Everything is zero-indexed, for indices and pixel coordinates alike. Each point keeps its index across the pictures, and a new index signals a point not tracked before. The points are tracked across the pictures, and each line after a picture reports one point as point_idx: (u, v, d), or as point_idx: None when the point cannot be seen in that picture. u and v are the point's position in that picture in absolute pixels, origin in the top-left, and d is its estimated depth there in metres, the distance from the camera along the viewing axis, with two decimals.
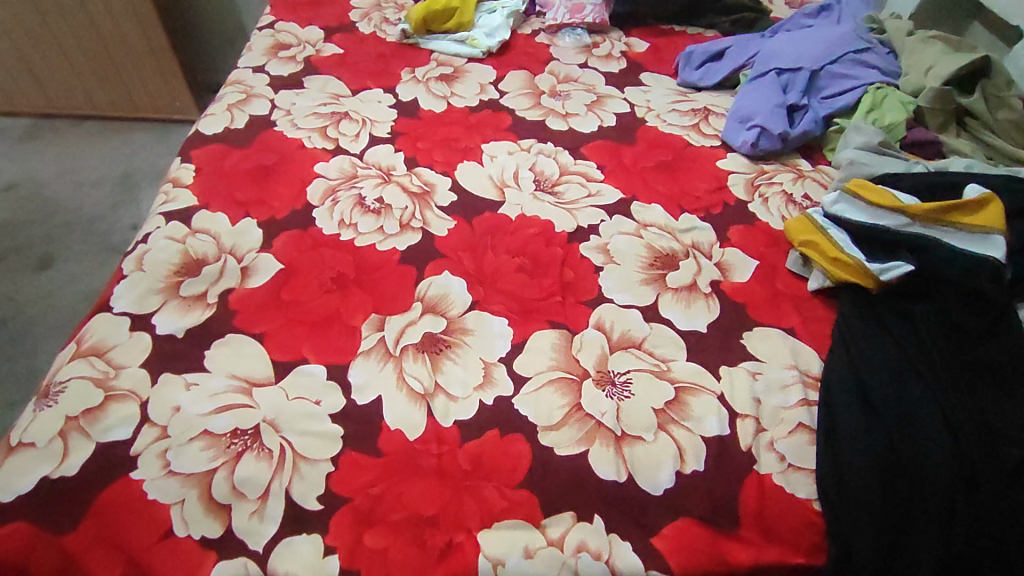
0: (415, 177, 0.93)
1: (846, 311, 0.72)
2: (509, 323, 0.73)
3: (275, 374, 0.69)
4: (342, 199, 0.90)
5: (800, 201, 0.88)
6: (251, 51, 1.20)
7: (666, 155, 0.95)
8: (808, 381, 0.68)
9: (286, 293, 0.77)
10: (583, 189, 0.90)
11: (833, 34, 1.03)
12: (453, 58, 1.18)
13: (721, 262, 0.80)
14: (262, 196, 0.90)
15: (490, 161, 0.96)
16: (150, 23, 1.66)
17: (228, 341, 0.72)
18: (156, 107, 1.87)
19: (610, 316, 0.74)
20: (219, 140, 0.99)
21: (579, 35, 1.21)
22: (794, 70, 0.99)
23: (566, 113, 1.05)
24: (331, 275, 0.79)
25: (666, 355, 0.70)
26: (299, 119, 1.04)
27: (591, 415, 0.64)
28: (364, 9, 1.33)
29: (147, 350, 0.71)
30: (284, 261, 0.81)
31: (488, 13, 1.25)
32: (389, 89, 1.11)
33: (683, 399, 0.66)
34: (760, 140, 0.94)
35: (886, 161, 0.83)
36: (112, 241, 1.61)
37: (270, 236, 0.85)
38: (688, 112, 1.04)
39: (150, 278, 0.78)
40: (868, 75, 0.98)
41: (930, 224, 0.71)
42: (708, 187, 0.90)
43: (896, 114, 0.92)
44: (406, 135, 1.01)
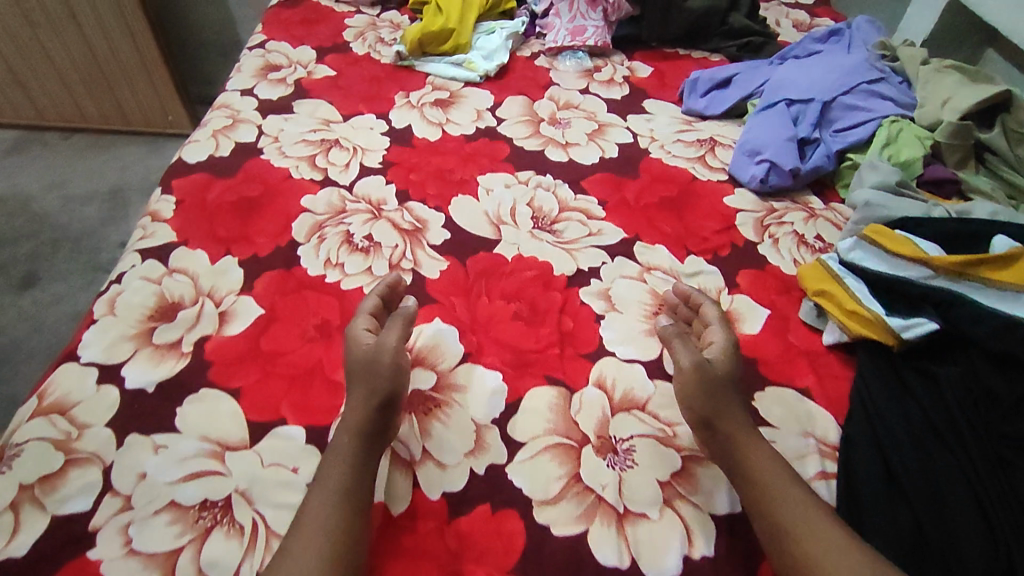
0: (406, 212, 0.89)
1: (865, 371, 0.67)
2: (504, 379, 0.69)
3: (250, 437, 0.64)
4: (329, 235, 0.85)
5: (812, 242, 0.83)
6: (240, 72, 1.15)
7: (671, 190, 0.91)
8: (825, 450, 0.63)
9: (266, 342, 0.73)
10: (583, 227, 0.86)
11: (845, 62, 0.99)
12: (449, 82, 1.14)
13: (729, 311, 0.75)
14: (244, 232, 0.86)
15: (486, 196, 0.91)
16: (142, 36, 1.61)
17: (202, 397, 0.68)
18: (149, 121, 1.82)
19: (612, 372, 0.69)
20: (202, 170, 0.95)
21: (579, 58, 1.17)
22: (805, 101, 0.94)
23: (566, 142, 1.00)
24: (315, 321, 0.75)
25: (671, 419, 0.65)
26: (287, 147, 0.99)
27: (591, 488, 0.60)
28: (359, 28, 1.28)
29: (114, 408, 0.66)
30: (265, 306, 0.76)
31: (486, 34, 1.21)
32: (382, 115, 1.07)
33: (690, 470, 0.62)
34: (769, 176, 0.89)
35: (905, 204, 0.78)
36: (98, 260, 1.56)
37: (252, 276, 0.80)
38: (693, 142, 0.99)
39: (122, 324, 0.74)
40: (883, 107, 0.93)
41: (957, 278, 0.66)
42: (716, 227, 0.85)
43: (912, 150, 0.87)
44: (399, 165, 0.96)
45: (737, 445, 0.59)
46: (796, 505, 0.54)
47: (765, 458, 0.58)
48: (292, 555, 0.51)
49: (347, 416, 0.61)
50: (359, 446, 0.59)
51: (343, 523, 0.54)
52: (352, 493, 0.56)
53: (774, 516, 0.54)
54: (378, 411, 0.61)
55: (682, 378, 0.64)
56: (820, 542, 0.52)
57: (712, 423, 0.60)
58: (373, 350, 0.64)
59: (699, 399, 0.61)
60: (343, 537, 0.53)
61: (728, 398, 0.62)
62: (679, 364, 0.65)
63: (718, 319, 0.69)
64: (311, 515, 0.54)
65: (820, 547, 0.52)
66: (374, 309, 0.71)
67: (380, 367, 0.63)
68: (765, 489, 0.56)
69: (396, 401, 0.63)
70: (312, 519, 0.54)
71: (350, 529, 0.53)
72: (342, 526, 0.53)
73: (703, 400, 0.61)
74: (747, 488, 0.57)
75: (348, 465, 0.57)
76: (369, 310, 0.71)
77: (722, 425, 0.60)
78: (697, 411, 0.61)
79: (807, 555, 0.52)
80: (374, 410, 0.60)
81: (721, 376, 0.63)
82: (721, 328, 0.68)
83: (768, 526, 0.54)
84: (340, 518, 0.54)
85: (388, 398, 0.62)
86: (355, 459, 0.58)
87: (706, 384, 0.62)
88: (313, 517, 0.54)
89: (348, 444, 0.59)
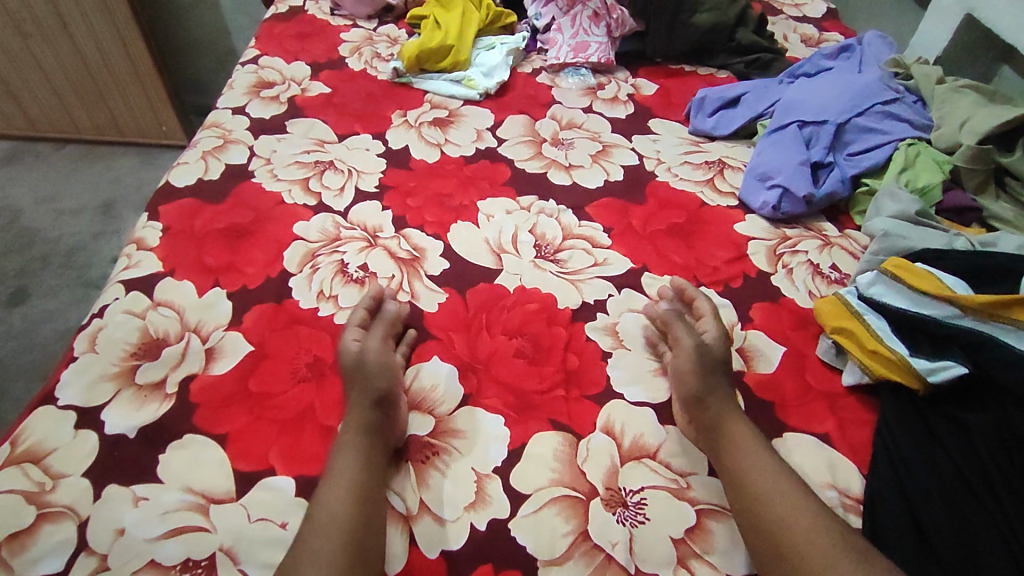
0: (403, 240, 0.85)
1: (888, 415, 0.64)
2: (506, 424, 0.65)
3: (236, 488, 0.61)
4: (323, 265, 0.82)
5: (828, 273, 0.80)
6: (231, 89, 1.12)
7: (679, 216, 0.87)
8: (848, 503, 0.60)
9: (254, 382, 0.69)
10: (588, 256, 0.82)
11: (858, 82, 0.95)
12: (448, 100, 1.11)
13: (743, 347, 0.71)
14: (234, 261, 0.82)
15: (487, 222, 0.87)
16: (134, 46, 1.57)
17: (186, 443, 0.64)
18: (143, 132, 1.78)
19: (620, 416, 0.65)
20: (191, 194, 0.91)
21: (582, 75, 1.13)
22: (817, 123, 0.91)
23: (570, 164, 0.97)
24: (307, 360, 0.71)
25: (684, 469, 0.62)
26: (280, 170, 0.96)
27: (600, 546, 0.56)
28: (355, 43, 1.25)
29: (92, 455, 0.62)
30: (254, 342, 0.73)
31: (486, 50, 1.17)
32: (378, 135, 1.03)
33: (705, 526, 0.58)
34: (782, 203, 0.86)
35: (925, 234, 0.75)
36: (90, 275, 1.52)
37: (241, 309, 0.76)
38: (701, 164, 0.96)
39: (103, 361, 0.69)
40: (898, 129, 0.90)
41: (987, 319, 0.63)
42: (727, 256, 0.82)
43: (930, 176, 0.84)
44: (396, 189, 0.93)
45: (725, 425, 0.61)
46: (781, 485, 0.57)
47: (752, 440, 0.60)
48: (308, 547, 0.52)
49: (351, 414, 0.62)
50: (362, 438, 0.60)
51: (357, 519, 0.54)
52: (364, 491, 0.57)
53: (756, 496, 0.56)
54: (373, 407, 0.62)
55: (680, 362, 0.66)
56: (806, 522, 0.54)
57: (704, 401, 0.63)
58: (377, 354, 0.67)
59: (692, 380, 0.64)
60: (357, 531, 0.54)
61: (719, 382, 0.64)
62: (679, 345, 0.68)
63: (711, 311, 0.72)
64: (323, 509, 0.55)
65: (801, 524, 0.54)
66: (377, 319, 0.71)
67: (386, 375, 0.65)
68: (750, 469, 0.58)
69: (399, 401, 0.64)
70: (326, 513, 0.54)
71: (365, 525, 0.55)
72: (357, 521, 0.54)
73: (696, 379, 0.64)
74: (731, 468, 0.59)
75: (357, 461, 0.58)
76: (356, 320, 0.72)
77: (713, 404, 0.62)
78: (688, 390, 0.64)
79: (788, 531, 0.54)
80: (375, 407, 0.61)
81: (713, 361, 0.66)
82: (714, 320, 0.71)
83: (750, 504, 0.56)
84: (349, 505, 0.55)
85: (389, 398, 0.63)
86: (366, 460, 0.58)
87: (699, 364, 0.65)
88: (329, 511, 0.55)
89: (353, 440, 0.60)
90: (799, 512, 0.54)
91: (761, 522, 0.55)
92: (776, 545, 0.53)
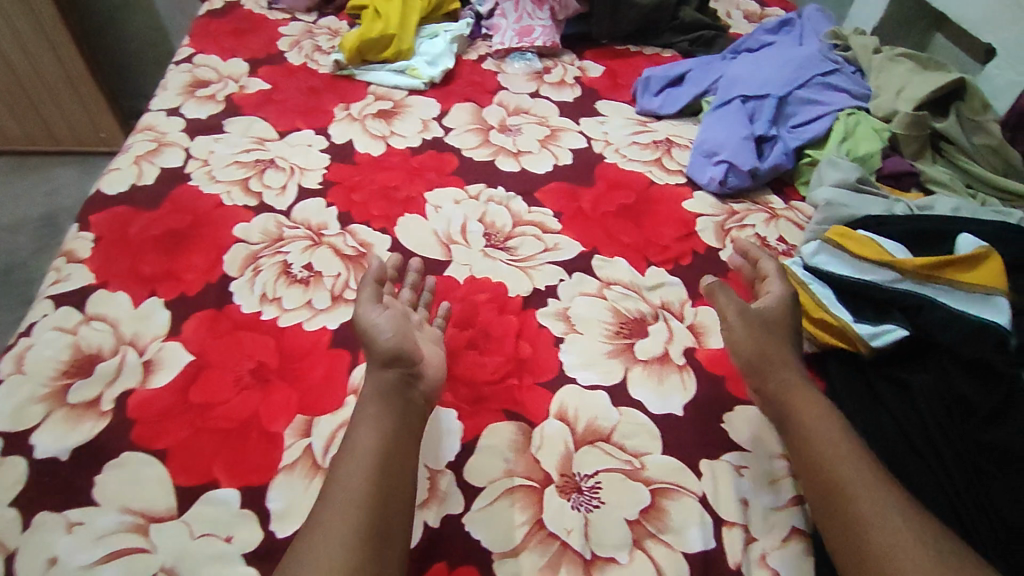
0: (349, 236, 0.83)
1: (835, 383, 0.64)
2: (458, 417, 0.63)
3: (178, 505, 0.58)
4: (266, 267, 0.79)
5: (775, 245, 0.81)
6: (165, 89, 1.07)
7: (628, 197, 0.87)
8: None
9: (195, 394, 0.66)
10: (538, 243, 0.81)
11: (798, 54, 0.96)
12: (392, 91, 1.08)
13: (693, 324, 0.72)
14: (172, 269, 0.78)
15: (435, 213, 0.86)
16: (66, 50, 1.49)
17: (123, 462, 0.61)
18: (81, 139, 1.70)
19: (574, 401, 0.65)
20: (123, 201, 0.87)
21: (528, 60, 1.12)
22: (760, 97, 0.91)
23: (518, 150, 0.95)
24: (250, 366, 0.68)
25: (638, 449, 0.61)
26: (219, 171, 0.92)
27: (555, 534, 0.56)
28: (294, 36, 1.21)
29: (21, 482, 0.59)
30: (194, 351, 0.70)
31: (430, 38, 1.15)
32: (321, 130, 1.00)
33: (659, 505, 0.57)
34: (728, 177, 0.86)
35: (866, 201, 0.77)
36: (31, 292, 1.45)
37: (181, 318, 0.73)
38: (649, 144, 0.96)
39: (31, 382, 0.66)
40: (837, 100, 0.91)
41: (924, 281, 0.64)
42: (676, 234, 0.82)
43: (870, 144, 0.85)
44: (340, 185, 0.90)
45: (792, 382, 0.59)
46: (847, 450, 0.54)
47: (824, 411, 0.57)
48: (319, 532, 0.49)
49: (384, 382, 0.59)
50: (387, 412, 0.57)
51: (372, 499, 0.51)
52: (386, 466, 0.53)
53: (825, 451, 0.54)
54: (396, 387, 0.59)
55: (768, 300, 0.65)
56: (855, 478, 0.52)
57: (766, 365, 0.60)
58: (399, 323, 0.63)
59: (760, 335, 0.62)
60: (372, 503, 0.51)
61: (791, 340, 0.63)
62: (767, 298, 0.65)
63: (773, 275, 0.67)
64: (339, 487, 0.52)
65: (866, 489, 0.51)
66: (374, 291, 0.66)
67: (426, 355, 0.63)
68: (815, 428, 0.56)
69: (435, 377, 0.62)
70: (341, 491, 0.51)
71: (378, 503, 0.51)
72: (371, 507, 0.50)
73: (761, 341, 0.61)
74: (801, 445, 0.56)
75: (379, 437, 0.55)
76: (373, 277, 0.68)
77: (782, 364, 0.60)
78: (744, 351, 0.62)
79: (863, 501, 0.50)
80: (396, 387, 0.59)
81: (768, 331, 0.62)
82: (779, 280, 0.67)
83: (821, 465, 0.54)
84: (365, 483, 0.52)
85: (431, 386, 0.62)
86: (390, 432, 0.56)
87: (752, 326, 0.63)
88: (348, 491, 0.51)
89: (379, 414, 0.57)
90: (880, 495, 0.51)
91: (827, 482, 0.53)
92: (845, 508, 0.51)
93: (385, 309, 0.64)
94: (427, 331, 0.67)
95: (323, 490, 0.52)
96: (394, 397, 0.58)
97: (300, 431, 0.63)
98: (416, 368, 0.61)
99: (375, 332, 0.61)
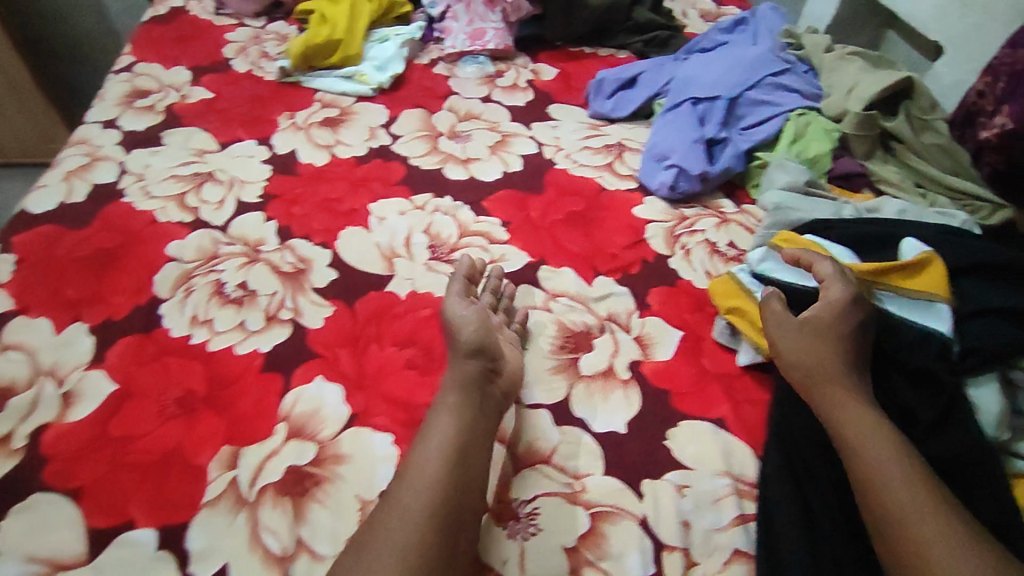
0: (287, 252, 0.79)
1: (779, 395, 0.62)
2: (394, 442, 0.62)
3: (91, 549, 0.55)
4: (198, 287, 0.75)
5: (725, 251, 0.79)
6: (101, 100, 1.02)
7: (577, 204, 0.85)
8: (742, 490, 0.58)
9: (115, 426, 0.62)
10: (484, 254, 0.78)
11: (749, 54, 0.95)
12: (340, 97, 1.05)
13: (640, 336, 0.70)
14: (98, 292, 0.74)
15: (379, 225, 0.83)
16: (5, 58, 1.42)
17: (33, 504, 0.57)
18: (27, 150, 1.62)
19: (514, 423, 0.62)
20: (49, 220, 0.82)
21: (480, 63, 1.10)
22: (710, 99, 0.90)
23: (467, 157, 0.93)
24: (176, 395, 0.65)
25: (578, 470, 0.59)
26: (154, 186, 0.88)
27: (490, 566, 0.53)
28: (240, 43, 1.17)
29: None
30: (117, 380, 0.66)
31: (379, 42, 1.12)
32: (264, 140, 0.97)
33: (598, 530, 0.55)
34: (678, 182, 0.84)
35: (814, 205, 0.76)
36: None
37: (104, 344, 0.69)
38: (601, 148, 0.94)
39: None
40: (788, 100, 0.90)
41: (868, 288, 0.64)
42: (626, 242, 0.80)
43: (821, 145, 0.85)
44: (281, 198, 0.87)
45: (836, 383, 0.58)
46: (895, 461, 0.52)
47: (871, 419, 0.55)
48: (387, 518, 0.50)
49: (466, 373, 0.59)
50: (466, 402, 0.58)
51: (447, 490, 0.52)
52: (460, 457, 0.54)
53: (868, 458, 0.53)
54: (475, 382, 0.59)
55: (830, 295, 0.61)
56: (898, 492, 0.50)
57: (814, 369, 0.59)
58: (483, 317, 0.64)
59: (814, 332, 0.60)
60: (443, 499, 0.51)
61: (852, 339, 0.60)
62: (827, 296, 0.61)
63: (835, 275, 0.63)
64: (414, 470, 0.53)
65: (907, 502, 0.50)
66: (461, 291, 0.67)
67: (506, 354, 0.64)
68: (860, 434, 0.54)
69: (513, 373, 0.63)
70: (412, 480, 0.52)
71: (450, 497, 0.52)
72: (442, 501, 0.51)
73: (822, 345, 0.59)
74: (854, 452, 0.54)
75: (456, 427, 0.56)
76: (462, 273, 0.69)
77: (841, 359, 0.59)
78: (791, 348, 0.60)
79: (904, 517, 0.49)
80: (477, 382, 0.59)
81: (820, 327, 0.60)
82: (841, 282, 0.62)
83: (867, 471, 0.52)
84: (438, 474, 0.53)
85: (509, 381, 0.63)
86: (465, 424, 0.56)
87: (814, 326, 0.60)
88: (421, 478, 0.52)
89: (455, 404, 0.57)
90: (937, 512, 0.49)
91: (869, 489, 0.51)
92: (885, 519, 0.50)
93: (463, 305, 0.65)
94: (507, 333, 0.67)
95: (400, 471, 0.54)
96: (472, 390, 0.59)
97: (226, 463, 0.60)
98: (493, 363, 0.61)
99: (454, 326, 0.63)
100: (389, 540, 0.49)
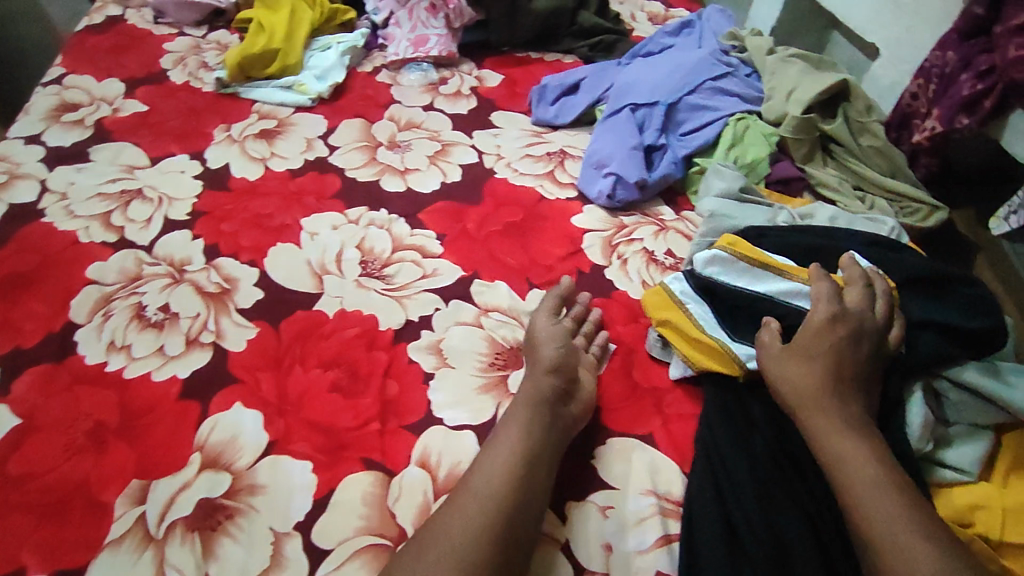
0: (213, 271, 0.77)
1: (709, 409, 0.62)
2: (313, 470, 0.59)
3: None
4: (117, 311, 0.72)
5: (662, 260, 0.78)
6: (26, 115, 0.98)
7: (515, 214, 0.83)
8: (667, 510, 0.57)
9: (18, 464, 0.59)
10: (417, 269, 0.76)
11: (690, 58, 0.94)
12: (278, 108, 1.02)
13: None
14: (9, 319, 0.71)
15: (310, 240, 0.80)
16: None
17: None
18: None
19: (437, 445, 0.61)
20: None
21: (424, 70, 1.07)
22: (649, 105, 0.89)
23: (405, 168, 0.91)
24: (85, 427, 0.62)
25: None
26: (77, 204, 0.85)
27: None
28: (179, 53, 1.14)
29: None
30: (23, 414, 0.63)
31: (321, 51, 1.09)
32: (197, 154, 0.94)
33: None
34: (616, 190, 0.83)
35: (749, 211, 0.75)
36: None
37: (12, 375, 0.66)
38: (542, 156, 0.92)
39: None
40: (728, 105, 0.89)
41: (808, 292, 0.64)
42: (562, 253, 0.78)
43: (758, 150, 0.84)
44: (210, 215, 0.84)
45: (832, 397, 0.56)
46: (879, 478, 0.51)
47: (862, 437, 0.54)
48: (448, 522, 0.49)
49: (542, 387, 0.59)
50: (535, 413, 0.57)
51: (509, 500, 0.51)
52: (528, 469, 0.53)
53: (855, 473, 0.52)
54: (555, 396, 0.59)
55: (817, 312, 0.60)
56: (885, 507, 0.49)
57: (800, 385, 0.57)
58: (563, 337, 0.64)
59: (814, 346, 0.58)
60: (503, 510, 0.50)
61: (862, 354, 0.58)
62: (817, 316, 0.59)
63: (828, 293, 0.61)
64: (481, 477, 0.52)
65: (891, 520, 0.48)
66: (552, 308, 0.68)
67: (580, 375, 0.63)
68: (849, 451, 0.53)
69: (586, 396, 0.61)
70: (477, 486, 0.52)
71: (511, 507, 0.51)
72: (504, 511, 0.50)
73: (810, 362, 0.57)
74: (833, 468, 0.52)
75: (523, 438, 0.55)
76: (557, 290, 0.70)
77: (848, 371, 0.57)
78: (784, 364, 0.58)
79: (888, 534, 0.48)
80: (556, 397, 0.59)
81: (810, 343, 0.58)
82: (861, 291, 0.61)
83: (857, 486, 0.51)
84: (503, 485, 0.52)
85: (584, 401, 0.61)
86: (532, 436, 0.55)
87: (801, 343, 0.58)
88: (484, 483, 0.52)
89: (523, 415, 0.57)
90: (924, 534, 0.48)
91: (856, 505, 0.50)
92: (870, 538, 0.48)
93: (555, 325, 0.66)
94: (584, 357, 0.65)
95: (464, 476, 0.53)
96: (545, 403, 0.58)
97: (135, 498, 0.57)
98: (572, 381, 0.61)
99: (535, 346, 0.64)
100: (444, 544, 0.48)
